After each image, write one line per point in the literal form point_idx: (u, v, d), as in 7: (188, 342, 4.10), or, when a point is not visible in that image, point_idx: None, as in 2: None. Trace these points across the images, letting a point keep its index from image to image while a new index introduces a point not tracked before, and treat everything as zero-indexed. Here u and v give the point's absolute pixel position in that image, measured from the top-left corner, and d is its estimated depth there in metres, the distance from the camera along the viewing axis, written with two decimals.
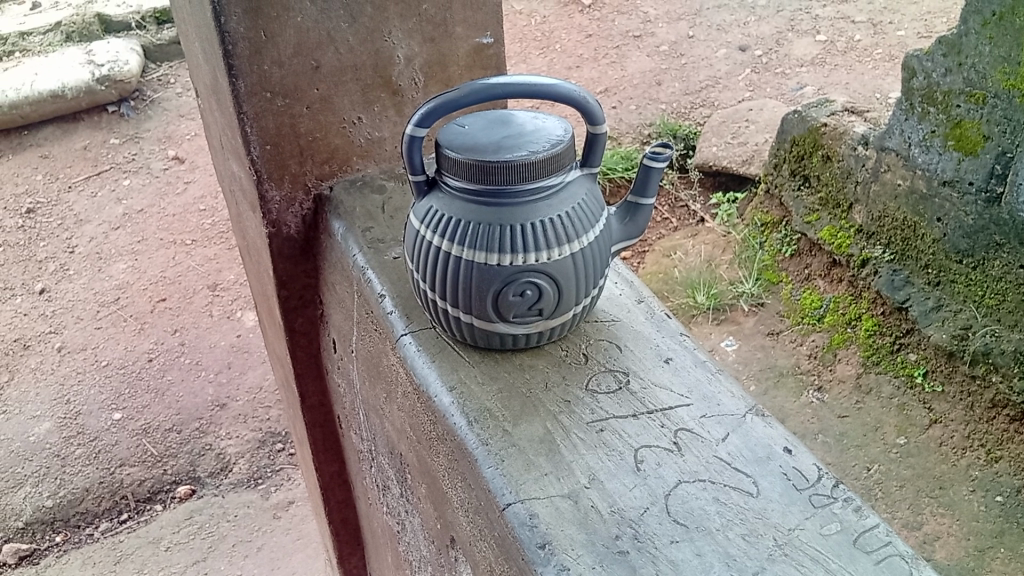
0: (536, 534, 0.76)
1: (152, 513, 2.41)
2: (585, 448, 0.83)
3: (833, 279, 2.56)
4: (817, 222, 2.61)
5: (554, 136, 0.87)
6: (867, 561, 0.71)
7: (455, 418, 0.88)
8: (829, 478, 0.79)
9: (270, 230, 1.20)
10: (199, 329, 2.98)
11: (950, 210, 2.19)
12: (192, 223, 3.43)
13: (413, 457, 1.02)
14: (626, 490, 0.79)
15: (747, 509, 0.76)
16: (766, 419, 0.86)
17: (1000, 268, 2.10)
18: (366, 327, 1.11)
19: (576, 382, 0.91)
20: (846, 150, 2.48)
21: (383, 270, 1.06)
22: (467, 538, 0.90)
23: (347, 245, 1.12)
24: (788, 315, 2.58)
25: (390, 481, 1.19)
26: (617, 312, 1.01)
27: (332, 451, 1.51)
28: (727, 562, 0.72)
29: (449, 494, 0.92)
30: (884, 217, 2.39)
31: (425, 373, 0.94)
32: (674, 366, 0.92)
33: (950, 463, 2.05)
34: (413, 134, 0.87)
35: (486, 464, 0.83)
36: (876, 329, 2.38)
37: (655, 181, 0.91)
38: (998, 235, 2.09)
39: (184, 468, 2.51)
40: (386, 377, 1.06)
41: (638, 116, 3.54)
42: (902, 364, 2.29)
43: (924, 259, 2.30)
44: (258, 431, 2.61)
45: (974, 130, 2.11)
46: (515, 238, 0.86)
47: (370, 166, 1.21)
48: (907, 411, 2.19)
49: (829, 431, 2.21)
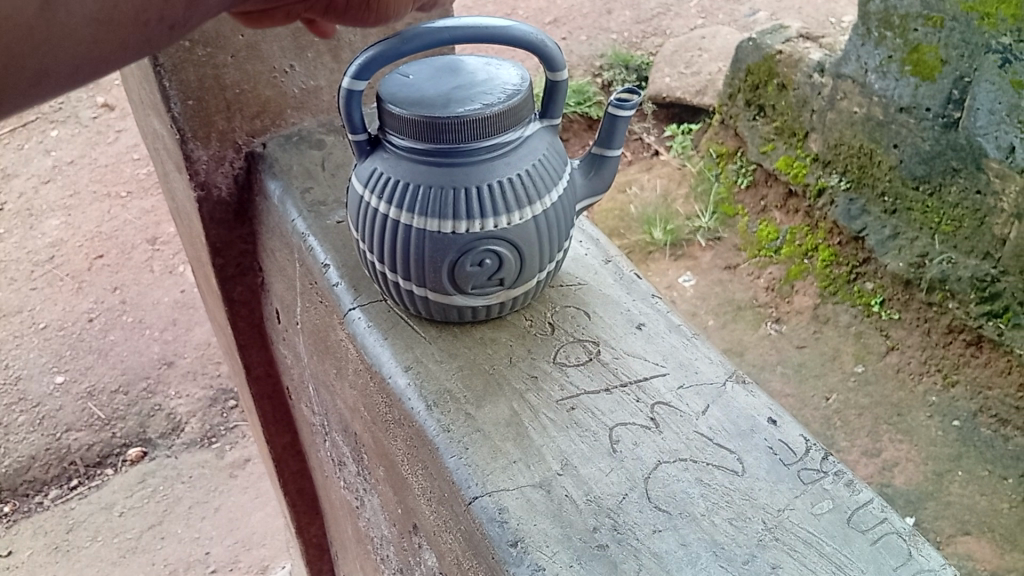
0: (507, 530, 0.69)
1: (103, 477, 2.32)
2: (556, 429, 0.76)
3: (789, 210, 2.50)
4: (772, 152, 2.54)
5: (510, 86, 0.77)
6: (863, 541, 0.67)
7: (412, 403, 0.80)
8: (817, 450, 0.75)
9: (200, 194, 1.09)
10: (140, 286, 2.84)
11: (906, 136, 2.13)
12: (126, 174, 3.27)
13: (369, 437, 0.94)
14: (602, 475, 0.73)
15: (733, 489, 0.71)
16: (747, 386, 0.80)
17: (958, 193, 2.06)
18: (310, 298, 1.01)
19: (542, 355, 0.83)
20: (802, 77, 2.39)
21: (325, 236, 0.97)
22: (432, 528, 0.82)
23: (285, 208, 1.02)
24: (745, 248, 2.53)
25: (346, 457, 1.11)
26: (583, 274, 0.93)
27: (284, 422, 1.43)
28: (715, 552, 0.67)
29: (410, 480, 0.85)
30: (841, 145, 2.32)
31: (378, 353, 0.85)
32: (646, 333, 0.85)
33: (907, 389, 2.06)
34: (351, 87, 0.77)
35: (449, 454, 0.75)
36: (832, 259, 2.34)
37: (622, 131, 0.83)
38: (956, 160, 2.04)
39: (134, 430, 2.40)
40: (335, 352, 0.97)
41: (589, 47, 3.42)
42: (859, 294, 2.27)
43: (881, 186, 2.24)
44: (208, 389, 2.50)
45: (931, 55, 2.02)
46: (470, 202, 0.77)
47: (307, 118, 1.11)
48: (865, 339, 2.19)
49: (787, 361, 2.18)
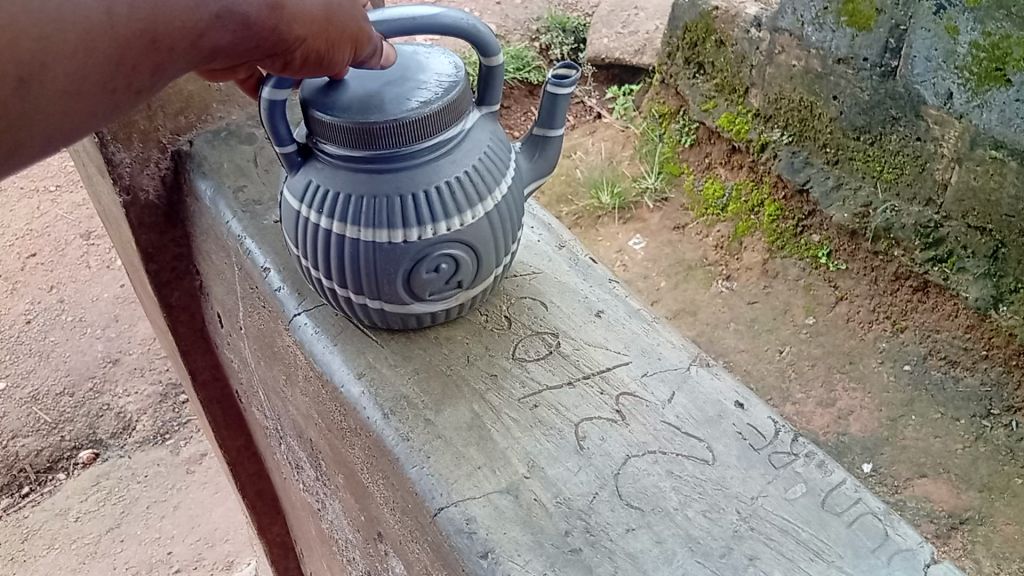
0: (476, 541, 0.66)
1: (55, 482, 2.25)
2: (520, 430, 0.74)
3: (734, 165, 2.46)
4: (714, 109, 2.48)
5: (444, 78, 0.73)
6: (839, 524, 0.66)
7: (368, 412, 0.77)
8: (786, 432, 0.73)
9: (126, 199, 1.03)
10: (77, 283, 2.73)
11: (845, 87, 2.09)
12: (53, 167, 3.13)
13: (325, 445, 0.91)
14: (571, 475, 0.70)
15: (705, 480, 0.69)
16: (712, 370, 0.78)
17: (898, 141, 2.02)
18: (252, 302, 0.97)
19: (500, 351, 0.80)
20: (739, 33, 2.32)
21: (263, 238, 0.92)
22: (397, 537, 0.79)
23: (217, 208, 0.97)
24: (692, 208, 2.51)
25: (302, 462, 1.07)
26: (537, 263, 0.90)
27: (236, 425, 1.38)
28: (691, 547, 0.65)
29: (371, 488, 0.82)
30: (781, 99, 2.26)
31: (329, 360, 0.81)
32: (606, 320, 0.83)
33: (858, 338, 2.07)
34: (272, 98, 0.72)
35: (410, 464, 0.72)
36: (778, 214, 2.33)
37: (562, 109, 0.80)
38: (894, 109, 2.00)
39: (83, 432, 2.32)
40: (282, 358, 0.93)
41: (524, 11, 3.36)
42: (806, 246, 2.27)
43: (822, 138, 2.20)
44: (157, 384, 2.43)
45: (866, 5, 1.97)
46: (419, 207, 0.73)
47: (234, 111, 1.06)
48: (814, 291, 2.19)
49: (740, 318, 2.18)
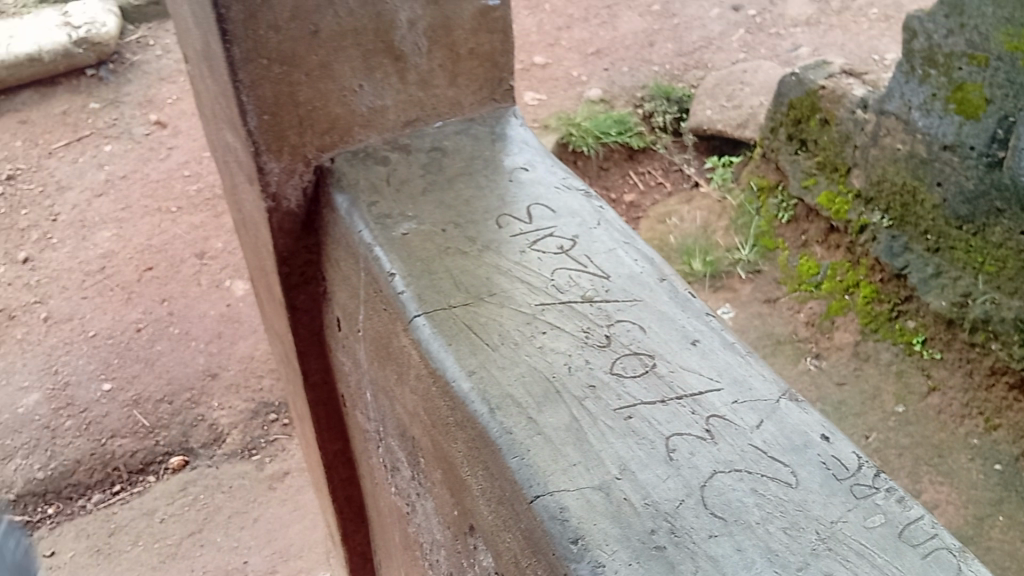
0: (568, 528, 0.73)
1: (144, 484, 2.39)
2: (615, 436, 0.80)
3: (831, 245, 2.46)
4: (814, 187, 2.49)
5: None
6: (914, 555, 0.70)
7: (475, 405, 0.84)
8: (868, 467, 0.77)
9: (270, 204, 1.14)
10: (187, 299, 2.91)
11: (950, 174, 2.10)
12: (177, 189, 3.35)
13: (428, 440, 0.98)
14: (659, 481, 0.76)
15: (787, 500, 0.74)
16: (800, 403, 0.83)
17: (1001, 234, 2.03)
18: (373, 306, 1.06)
19: (601, 365, 0.87)
20: (845, 113, 2.35)
21: (392, 248, 1.02)
22: (489, 528, 0.86)
23: (352, 220, 1.08)
24: (784, 282, 2.51)
25: (399, 463, 1.15)
26: (638, 291, 0.96)
27: (336, 430, 1.47)
28: (770, 558, 0.70)
29: (468, 480, 0.89)
30: (882, 183, 2.27)
31: (442, 358, 0.89)
32: (701, 349, 0.88)
33: (949, 431, 2.06)
34: None
35: (511, 455, 0.79)
36: (874, 296, 2.32)
37: None
38: (999, 201, 2.02)
39: (177, 439, 2.47)
40: (397, 359, 1.02)
41: (631, 78, 3.48)
42: (900, 332, 2.25)
43: (924, 225, 2.20)
44: (251, 402, 2.56)
45: (976, 94, 2.03)
46: None
47: (373, 136, 1.16)
48: (906, 378, 2.18)
49: (826, 399, 2.19)
